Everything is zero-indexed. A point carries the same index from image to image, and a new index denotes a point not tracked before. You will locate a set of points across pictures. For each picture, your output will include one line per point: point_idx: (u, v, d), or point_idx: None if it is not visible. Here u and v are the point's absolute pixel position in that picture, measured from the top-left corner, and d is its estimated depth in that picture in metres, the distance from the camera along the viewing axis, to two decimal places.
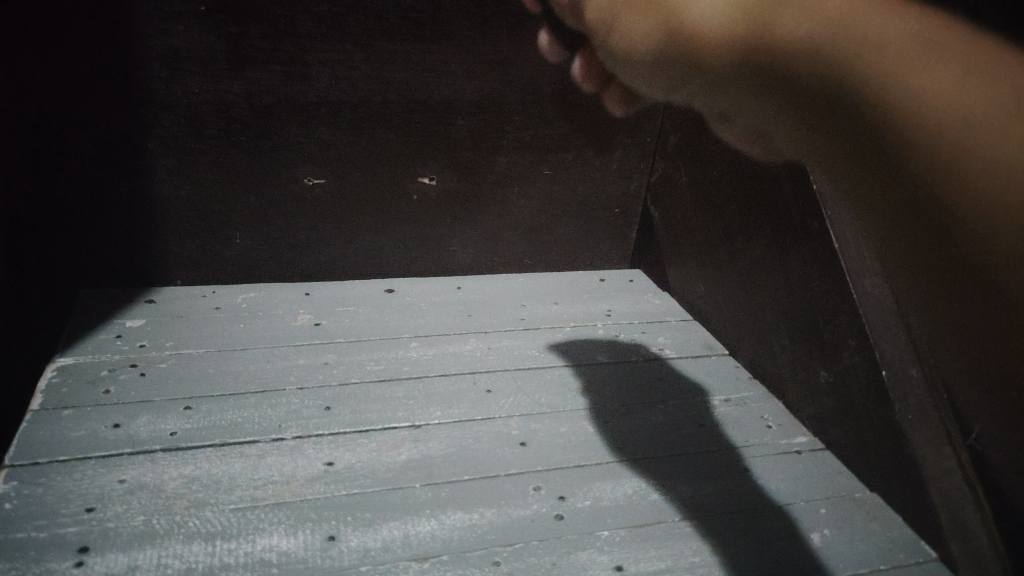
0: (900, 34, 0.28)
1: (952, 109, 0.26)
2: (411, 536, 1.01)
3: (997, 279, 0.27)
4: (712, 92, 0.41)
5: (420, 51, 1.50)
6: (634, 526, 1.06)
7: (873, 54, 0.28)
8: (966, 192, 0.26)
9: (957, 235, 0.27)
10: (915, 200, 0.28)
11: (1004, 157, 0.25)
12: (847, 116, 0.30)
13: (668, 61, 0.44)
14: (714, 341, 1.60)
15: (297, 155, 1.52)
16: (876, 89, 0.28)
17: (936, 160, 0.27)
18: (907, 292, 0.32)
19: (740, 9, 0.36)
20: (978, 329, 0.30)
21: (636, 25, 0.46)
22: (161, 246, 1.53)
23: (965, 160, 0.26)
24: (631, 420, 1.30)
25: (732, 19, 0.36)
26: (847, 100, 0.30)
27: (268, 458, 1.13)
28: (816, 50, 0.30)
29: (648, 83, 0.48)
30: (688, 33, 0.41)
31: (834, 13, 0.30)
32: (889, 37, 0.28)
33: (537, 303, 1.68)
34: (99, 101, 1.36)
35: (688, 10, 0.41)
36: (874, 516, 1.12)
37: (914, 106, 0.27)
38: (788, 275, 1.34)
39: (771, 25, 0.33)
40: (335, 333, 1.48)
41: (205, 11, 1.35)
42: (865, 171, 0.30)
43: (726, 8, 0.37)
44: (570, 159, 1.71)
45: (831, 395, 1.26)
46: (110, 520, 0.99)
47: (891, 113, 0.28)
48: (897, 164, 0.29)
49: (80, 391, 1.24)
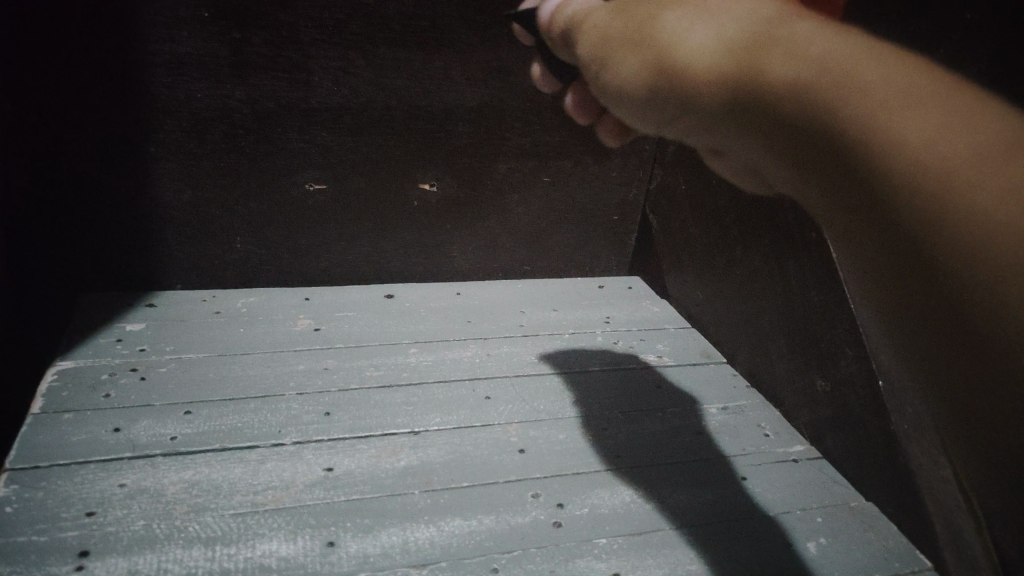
0: (904, 98, 0.39)
1: (951, 168, 0.36)
2: (410, 542, 1.01)
3: (964, 289, 0.37)
4: (740, 124, 0.48)
5: (422, 58, 1.50)
6: (631, 534, 1.06)
7: (887, 112, 0.38)
8: (981, 216, 0.35)
9: (946, 260, 0.37)
10: (896, 238, 0.39)
11: (1003, 193, 0.35)
12: (860, 168, 0.40)
13: (668, 106, 0.54)
14: (712, 349, 1.61)
15: (298, 160, 1.53)
16: (883, 141, 0.39)
17: (934, 195, 0.37)
18: (894, 312, 0.41)
19: (747, 71, 0.47)
20: (949, 348, 0.39)
21: (635, 78, 0.57)
22: (161, 250, 1.54)
23: (964, 195, 0.36)
24: (628, 428, 1.30)
25: (738, 81, 0.47)
26: (862, 159, 0.40)
27: (268, 463, 1.14)
28: (833, 100, 0.41)
29: (643, 122, 0.58)
30: (697, 82, 0.50)
31: (841, 74, 0.41)
32: (902, 99, 0.38)
33: (535, 310, 1.69)
34: (102, 107, 1.36)
35: (691, 66, 0.51)
36: (870, 525, 1.13)
37: (912, 157, 0.38)
38: (786, 284, 1.35)
39: (775, 80, 0.44)
40: (335, 338, 1.49)
41: (208, 17, 1.35)
42: (856, 210, 0.41)
43: (735, 68, 0.47)
44: (570, 167, 1.72)
45: (828, 404, 1.26)
46: (110, 525, 1.00)
47: (887, 160, 0.39)
48: (886, 204, 0.39)
49: (81, 395, 1.25)
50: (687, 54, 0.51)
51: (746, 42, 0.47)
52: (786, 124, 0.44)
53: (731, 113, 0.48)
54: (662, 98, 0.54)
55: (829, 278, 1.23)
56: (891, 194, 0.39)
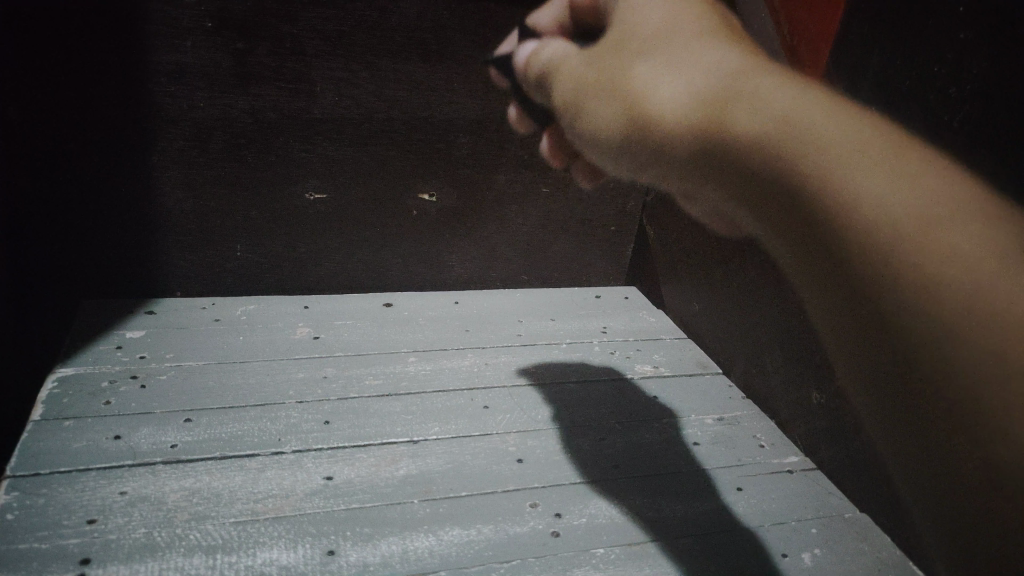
0: (848, 141, 0.41)
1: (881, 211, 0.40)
2: (410, 551, 1.02)
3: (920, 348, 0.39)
4: (690, 165, 0.52)
5: (424, 70, 1.52)
6: (629, 543, 1.07)
7: (834, 158, 0.41)
8: (920, 266, 0.38)
9: (895, 318, 0.40)
10: (850, 284, 0.42)
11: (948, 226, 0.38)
12: (813, 214, 0.43)
13: (632, 145, 0.57)
14: (708, 360, 1.62)
15: (299, 170, 1.54)
16: (826, 188, 0.42)
17: (867, 244, 0.40)
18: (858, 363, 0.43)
19: (697, 114, 0.50)
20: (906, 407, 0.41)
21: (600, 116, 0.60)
22: (161, 257, 1.54)
23: (905, 237, 0.39)
24: (626, 439, 1.32)
25: (692, 120, 0.50)
26: (817, 203, 0.43)
27: (269, 471, 1.15)
28: (774, 147, 0.44)
29: (609, 159, 0.62)
30: (649, 125, 0.54)
31: (777, 121, 0.44)
32: (844, 145, 0.41)
33: (533, 320, 1.70)
34: (106, 115, 1.37)
35: (648, 104, 0.54)
36: (863, 536, 1.14)
37: (846, 203, 0.41)
38: (782, 298, 1.36)
39: (722, 121, 0.48)
40: (334, 347, 1.50)
41: (212, 28, 1.36)
42: (815, 258, 0.44)
43: (687, 110, 0.51)
44: (568, 178, 1.74)
45: (823, 415, 1.28)
46: (111, 532, 1.00)
47: (829, 201, 0.42)
48: (830, 248, 0.42)
49: (81, 402, 1.25)
50: (652, 104, 0.53)
51: (711, 91, 0.49)
52: (734, 169, 0.47)
53: (689, 156, 0.51)
54: (632, 144, 0.57)
55: None
56: (849, 253, 0.41)
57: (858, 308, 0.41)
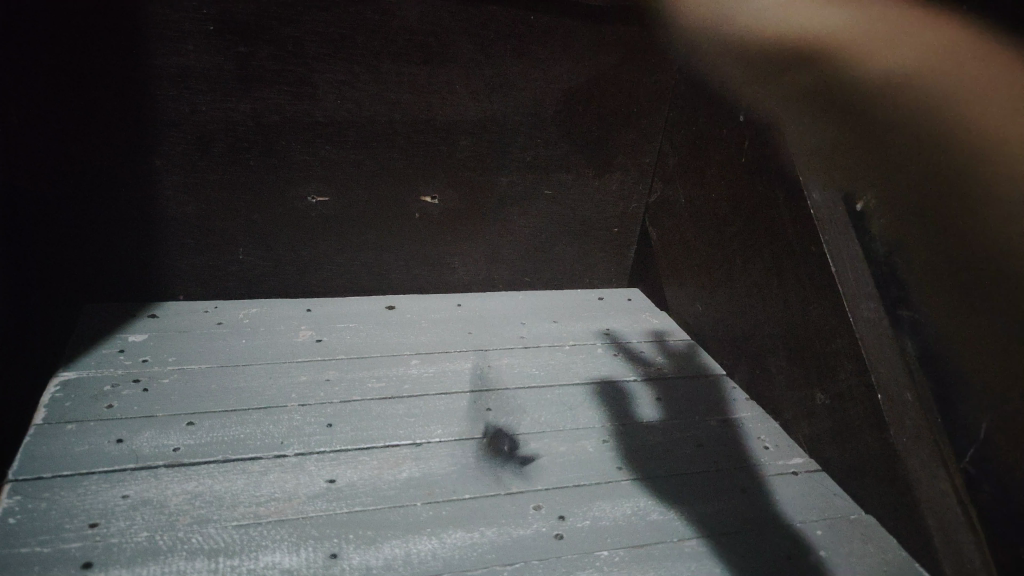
0: (910, 63, 1.14)
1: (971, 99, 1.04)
2: (412, 554, 1.02)
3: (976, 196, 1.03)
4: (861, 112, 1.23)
5: (426, 72, 1.52)
6: (633, 546, 1.07)
7: (932, 72, 1.11)
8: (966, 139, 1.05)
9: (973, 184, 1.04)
10: (943, 184, 1.09)
11: (982, 98, 1.03)
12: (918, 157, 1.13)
13: (819, 106, 1.31)
14: (711, 361, 1.61)
15: (302, 173, 1.54)
16: (927, 88, 1.12)
17: (967, 110, 1.05)
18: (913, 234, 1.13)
19: (904, 67, 1.15)
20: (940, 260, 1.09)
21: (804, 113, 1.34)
22: (164, 261, 1.54)
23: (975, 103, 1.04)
24: (630, 440, 1.31)
25: (876, 75, 1.20)
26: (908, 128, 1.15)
27: (271, 475, 1.14)
28: (910, 66, 1.14)
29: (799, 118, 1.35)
30: (850, 93, 1.25)
31: (915, 63, 1.13)
32: (924, 68, 1.12)
33: (536, 322, 1.70)
34: (108, 119, 1.37)
35: (860, 67, 1.23)
36: (869, 538, 1.13)
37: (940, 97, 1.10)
38: (787, 299, 1.36)
39: (872, 100, 1.21)
40: (336, 350, 1.50)
41: (214, 31, 1.36)
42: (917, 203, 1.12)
43: (891, 67, 1.17)
44: (571, 180, 1.73)
45: (827, 416, 1.27)
46: (113, 536, 1.00)
47: (924, 105, 1.12)
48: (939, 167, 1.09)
49: (84, 406, 1.25)
50: (872, 71, 1.20)
51: (909, 70, 1.14)
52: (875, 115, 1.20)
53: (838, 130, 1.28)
54: (823, 99, 1.30)
55: (830, 292, 1.24)
56: (943, 139, 1.08)
57: (930, 198, 1.10)
